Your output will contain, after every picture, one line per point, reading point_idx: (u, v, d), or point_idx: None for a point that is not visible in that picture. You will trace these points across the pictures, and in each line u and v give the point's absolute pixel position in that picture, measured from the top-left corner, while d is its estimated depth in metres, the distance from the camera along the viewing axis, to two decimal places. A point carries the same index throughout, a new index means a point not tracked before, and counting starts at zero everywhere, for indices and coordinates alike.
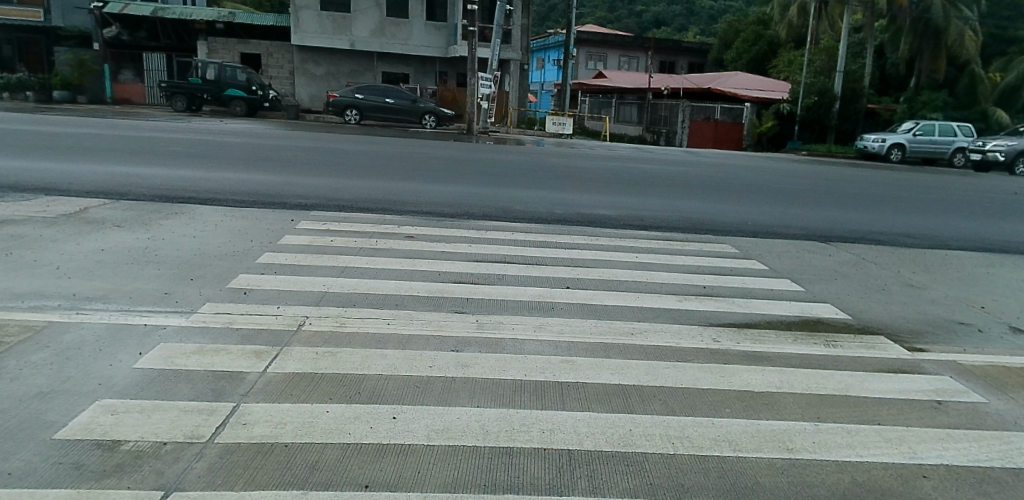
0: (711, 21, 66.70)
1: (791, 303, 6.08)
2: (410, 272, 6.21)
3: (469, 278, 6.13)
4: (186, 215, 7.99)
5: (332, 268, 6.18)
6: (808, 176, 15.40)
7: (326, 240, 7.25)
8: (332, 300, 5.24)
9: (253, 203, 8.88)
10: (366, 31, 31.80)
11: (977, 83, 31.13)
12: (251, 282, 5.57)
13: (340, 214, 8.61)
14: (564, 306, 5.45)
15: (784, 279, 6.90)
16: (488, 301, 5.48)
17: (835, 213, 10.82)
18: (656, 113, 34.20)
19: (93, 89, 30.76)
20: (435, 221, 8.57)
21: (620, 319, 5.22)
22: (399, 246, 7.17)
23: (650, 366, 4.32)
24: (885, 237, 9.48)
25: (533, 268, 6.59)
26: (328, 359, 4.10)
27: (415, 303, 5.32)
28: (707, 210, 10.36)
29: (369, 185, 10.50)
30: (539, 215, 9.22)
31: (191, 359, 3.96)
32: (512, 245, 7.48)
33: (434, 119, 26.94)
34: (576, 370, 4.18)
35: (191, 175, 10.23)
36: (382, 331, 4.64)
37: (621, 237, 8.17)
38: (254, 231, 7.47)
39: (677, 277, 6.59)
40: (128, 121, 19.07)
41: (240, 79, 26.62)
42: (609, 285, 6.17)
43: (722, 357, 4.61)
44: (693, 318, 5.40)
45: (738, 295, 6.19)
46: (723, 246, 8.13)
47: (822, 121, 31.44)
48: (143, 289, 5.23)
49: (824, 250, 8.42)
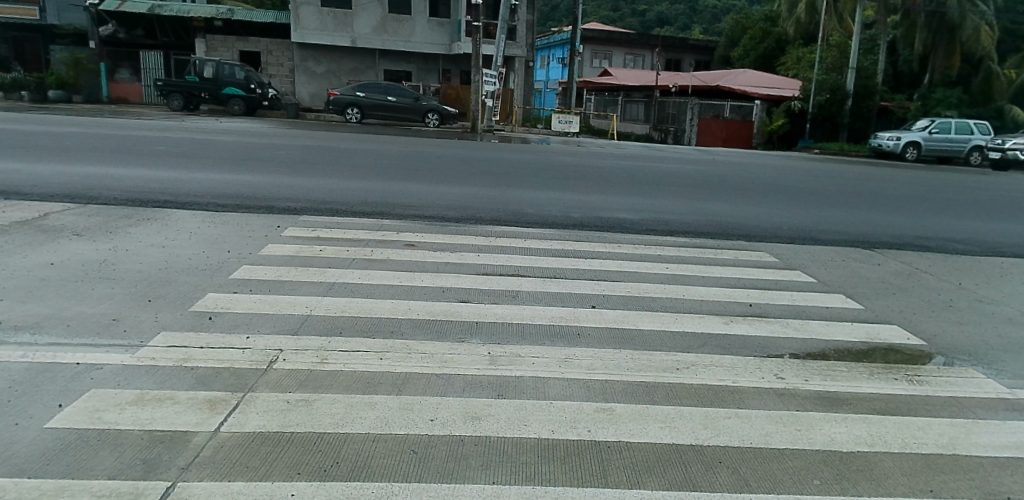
0: (714, 20, 65.79)
1: (855, 326, 5.15)
2: (409, 289, 5.33)
3: (482, 296, 5.25)
4: (160, 221, 7.14)
5: (318, 285, 5.30)
6: (833, 177, 14.36)
7: (315, 250, 6.38)
8: (315, 328, 4.36)
9: (235, 207, 8.01)
10: (368, 27, 30.95)
11: (993, 79, 29.92)
12: (220, 303, 4.72)
13: (332, 218, 7.76)
14: (594, 332, 4.57)
15: (838, 294, 5.98)
16: (503, 325, 4.61)
17: (874, 216, 9.85)
18: (663, 111, 33.18)
19: (89, 88, 29.91)
20: (439, 226, 7.71)
21: (660, 350, 4.31)
22: (400, 257, 6.30)
23: (708, 416, 3.46)
24: (933, 243, 8.49)
25: (551, 282, 5.73)
26: (302, 410, 3.24)
27: (415, 329, 4.44)
28: (736, 213, 9.46)
29: (364, 187, 9.63)
30: (554, 219, 8.36)
31: (124, 413, 3.13)
32: (526, 255, 6.59)
33: (437, 117, 26.05)
34: (618, 422, 3.31)
35: (174, 176, 9.39)
36: (372, 370, 3.76)
37: (647, 245, 7.29)
38: (233, 239, 6.61)
39: (718, 293, 5.71)
40: (118, 120, 18.20)
41: (238, 76, 25.74)
42: (641, 302, 5.31)
43: (795, 402, 3.72)
44: (746, 348, 4.50)
45: (793, 315, 5.28)
46: (761, 255, 7.21)
47: (834, 119, 30.38)
48: (90, 314, 4.37)
49: (871, 258, 7.49)
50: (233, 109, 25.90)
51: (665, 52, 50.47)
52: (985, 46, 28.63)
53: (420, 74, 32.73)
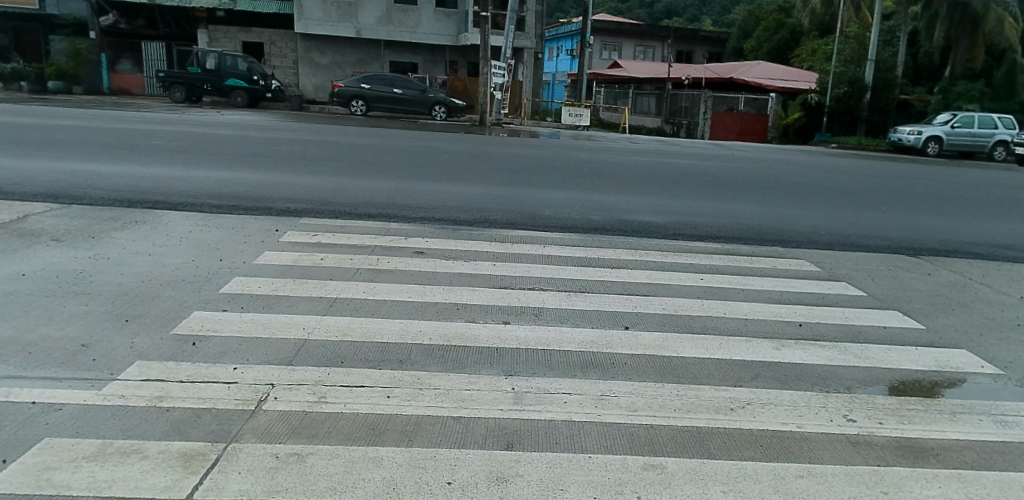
0: (723, 12, 64.81)
1: (919, 351, 4.56)
2: (420, 306, 4.78)
3: (502, 314, 4.69)
4: (148, 224, 6.62)
5: (317, 302, 4.75)
6: (860, 174, 13.67)
7: (316, 258, 5.83)
8: (313, 355, 3.81)
9: (231, 208, 7.47)
10: (373, 18, 30.34)
11: (1018, 72, 28.90)
12: (208, 324, 4.18)
13: (333, 221, 7.23)
14: (630, 360, 4.01)
15: (893, 311, 5.39)
16: (527, 351, 4.06)
17: (911, 218, 9.20)
18: (676, 104, 32.43)
19: (90, 79, 29.47)
20: (451, 230, 7.16)
21: (708, 384, 3.75)
22: (409, 267, 5.74)
23: (776, 475, 2.87)
24: (982, 249, 7.84)
25: (575, 296, 5.19)
26: (292, 469, 2.68)
27: (427, 357, 3.88)
28: (766, 214, 8.87)
29: (369, 185, 9.08)
30: (574, 222, 7.82)
31: (79, 473, 2.59)
32: (545, 264, 6.04)
33: (444, 110, 25.40)
34: (672, 483, 2.75)
35: (166, 174, 8.86)
36: (377, 413, 3.20)
37: (676, 252, 6.72)
38: (226, 245, 6.07)
39: (762, 311, 5.14)
40: (115, 112, 17.67)
41: (241, 68, 25.17)
42: (679, 322, 4.75)
43: (876, 454, 3.13)
44: (804, 380, 3.93)
45: (849, 338, 4.70)
46: (801, 264, 6.63)
47: (852, 112, 29.55)
48: (57, 338, 3.84)
49: (919, 267, 6.88)
50: (236, 101, 25.36)
51: (676, 43, 49.51)
52: (1008, 37, 27.97)
53: (427, 65, 32.04)
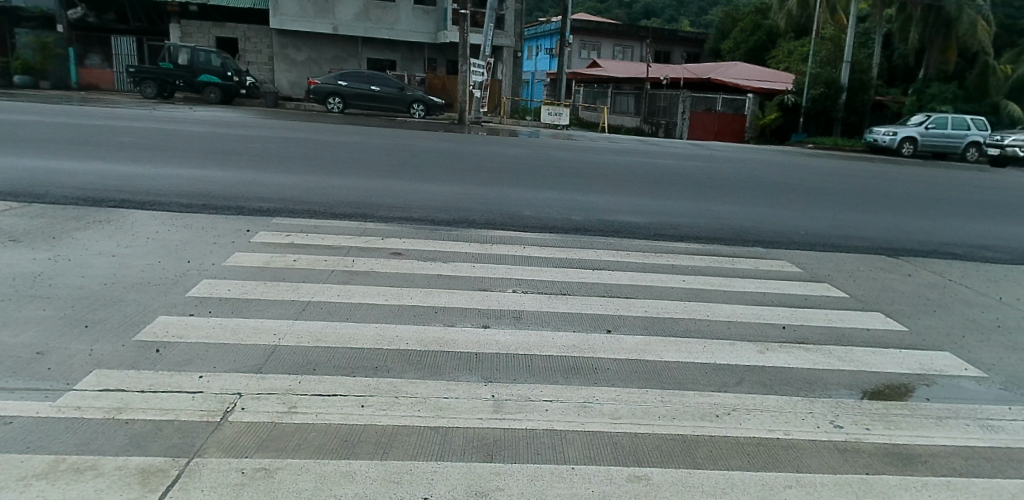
0: (700, 13, 65.35)
1: (902, 354, 4.54)
2: (397, 310, 4.62)
3: (483, 318, 4.56)
4: (113, 224, 6.35)
5: (289, 305, 4.57)
6: (837, 174, 13.79)
7: (289, 260, 5.64)
8: (284, 363, 3.64)
9: (202, 208, 7.23)
10: (350, 14, 29.93)
11: (989, 74, 29.49)
12: (172, 330, 3.97)
13: (308, 221, 7.04)
14: (613, 365, 3.92)
15: (874, 313, 5.38)
16: (508, 356, 3.94)
17: (889, 219, 9.26)
18: (655, 103, 32.55)
19: (57, 74, 28.62)
20: (430, 231, 7.01)
21: (693, 390, 3.67)
22: (386, 269, 5.58)
23: (765, 485, 2.79)
24: (959, 249, 7.90)
25: (557, 299, 5.08)
26: (260, 486, 2.52)
27: (403, 364, 3.74)
28: (746, 215, 8.86)
29: (345, 184, 8.88)
30: (555, 222, 7.70)
31: (25, 494, 2.39)
32: (526, 266, 5.93)
33: (423, 108, 25.14)
34: (660, 496, 2.65)
35: (134, 172, 8.55)
36: (351, 424, 3.05)
37: (657, 253, 6.65)
38: (195, 246, 5.84)
39: (745, 313, 5.08)
40: (83, 108, 17.13)
41: (215, 63, 24.64)
42: (663, 325, 4.67)
43: (864, 462, 3.06)
44: (789, 385, 3.88)
45: (833, 341, 4.67)
46: (782, 265, 6.61)
47: (827, 113, 29.95)
48: (9, 345, 3.61)
49: (899, 268, 6.91)
50: (210, 98, 24.80)
51: (655, 43, 49.72)
52: (980, 40, 28.47)
53: (406, 63, 31.72)
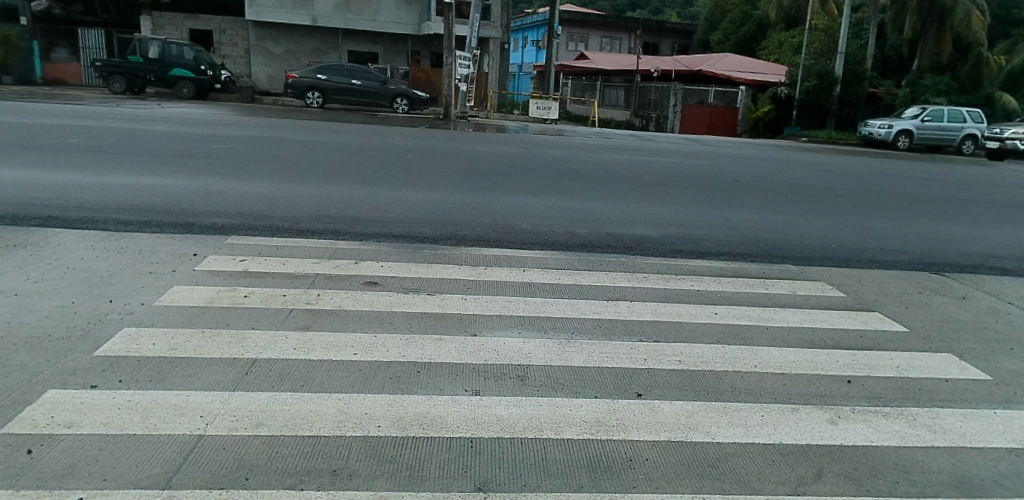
0: (687, 6, 64.63)
1: (1003, 416, 3.61)
2: (366, 369, 3.61)
3: (478, 380, 3.56)
4: (28, 249, 5.27)
5: (229, 367, 3.54)
6: (847, 173, 12.91)
7: (239, 294, 4.62)
8: (204, 468, 2.63)
9: (142, 226, 6.16)
10: (329, 5, 28.51)
11: (983, 64, 28.64)
12: (56, 417, 2.91)
13: (270, 241, 6.00)
14: (653, 454, 2.95)
15: (948, 356, 4.43)
16: (514, 444, 2.95)
17: (918, 226, 8.39)
18: (645, 96, 31.70)
19: (21, 67, 27.31)
20: (413, 250, 6.01)
21: (765, 495, 2.70)
22: (357, 306, 4.56)
23: None
24: (1007, 263, 7.00)
25: (569, 347, 4.09)
26: None
27: (372, 463, 2.75)
28: (765, 223, 7.96)
29: (317, 193, 7.86)
30: (559, 236, 6.73)
31: None
32: (528, 297, 4.94)
33: (406, 102, 23.97)
34: None
35: (76, 182, 7.46)
36: None
37: (679, 275, 5.71)
38: (121, 279, 4.77)
39: (799, 360, 4.14)
40: (37, 104, 15.82)
41: (187, 57, 23.22)
42: (708, 384, 3.69)
43: None
44: (882, 477, 2.93)
45: (912, 401, 3.73)
46: (823, 288, 5.70)
47: (822, 106, 28.80)
48: None
49: (950, 289, 5.99)
50: (182, 92, 23.42)
51: (644, 35, 48.81)
52: (975, 30, 27.67)
53: (388, 56, 30.48)
